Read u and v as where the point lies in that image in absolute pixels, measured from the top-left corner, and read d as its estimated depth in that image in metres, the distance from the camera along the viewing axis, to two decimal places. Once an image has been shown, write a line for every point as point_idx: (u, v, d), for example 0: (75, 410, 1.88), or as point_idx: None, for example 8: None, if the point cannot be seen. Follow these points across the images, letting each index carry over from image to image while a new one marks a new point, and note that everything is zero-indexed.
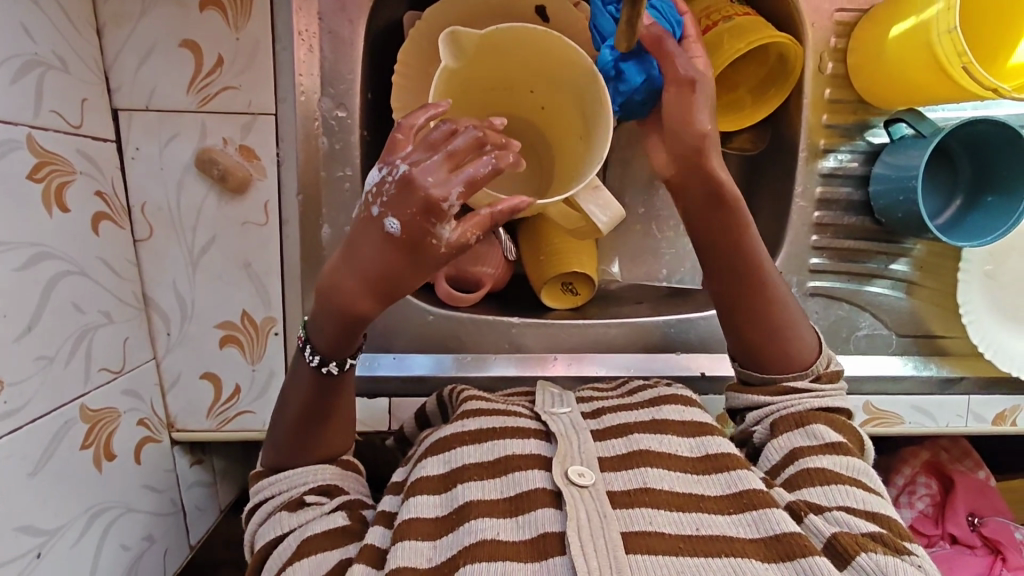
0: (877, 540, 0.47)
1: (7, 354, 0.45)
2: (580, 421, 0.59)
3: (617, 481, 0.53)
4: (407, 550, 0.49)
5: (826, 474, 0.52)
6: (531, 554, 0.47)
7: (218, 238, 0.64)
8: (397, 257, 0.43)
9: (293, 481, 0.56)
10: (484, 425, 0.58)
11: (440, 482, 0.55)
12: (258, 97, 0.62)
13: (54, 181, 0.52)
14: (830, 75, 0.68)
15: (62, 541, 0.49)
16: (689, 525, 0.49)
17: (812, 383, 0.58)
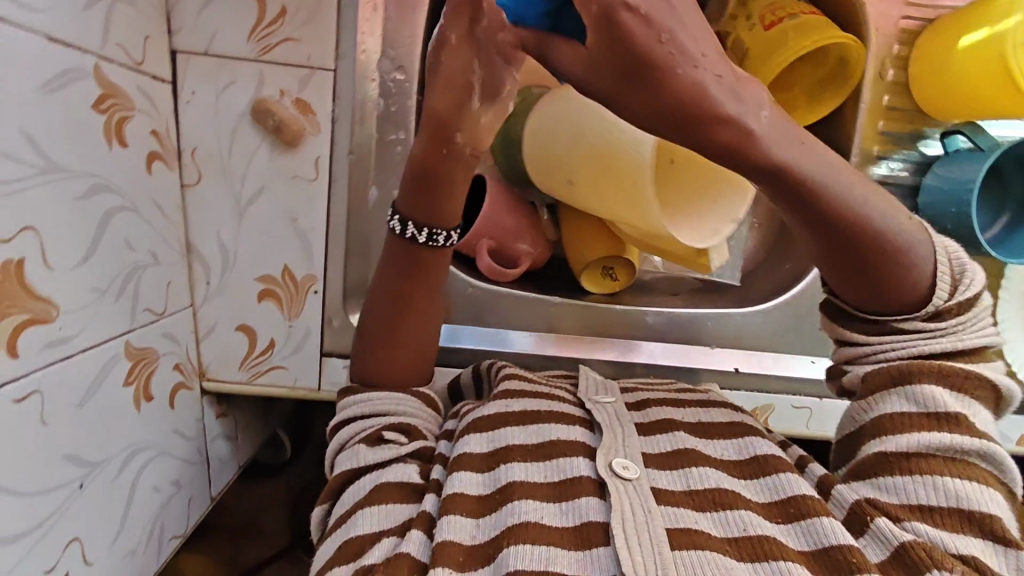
0: (956, 556, 0.44)
1: (67, 281, 0.44)
2: (624, 412, 0.59)
3: (662, 479, 0.52)
4: (451, 525, 0.49)
5: (925, 463, 0.48)
6: (574, 543, 0.47)
7: (266, 190, 0.64)
8: (450, 103, 0.55)
9: (383, 403, 0.60)
10: (528, 407, 0.59)
11: (483, 461, 0.54)
12: (318, 51, 0.61)
13: (115, 115, 0.50)
14: (891, 81, 0.68)
15: (102, 476, 0.49)
16: (735, 524, 0.48)
17: (929, 322, 0.51)
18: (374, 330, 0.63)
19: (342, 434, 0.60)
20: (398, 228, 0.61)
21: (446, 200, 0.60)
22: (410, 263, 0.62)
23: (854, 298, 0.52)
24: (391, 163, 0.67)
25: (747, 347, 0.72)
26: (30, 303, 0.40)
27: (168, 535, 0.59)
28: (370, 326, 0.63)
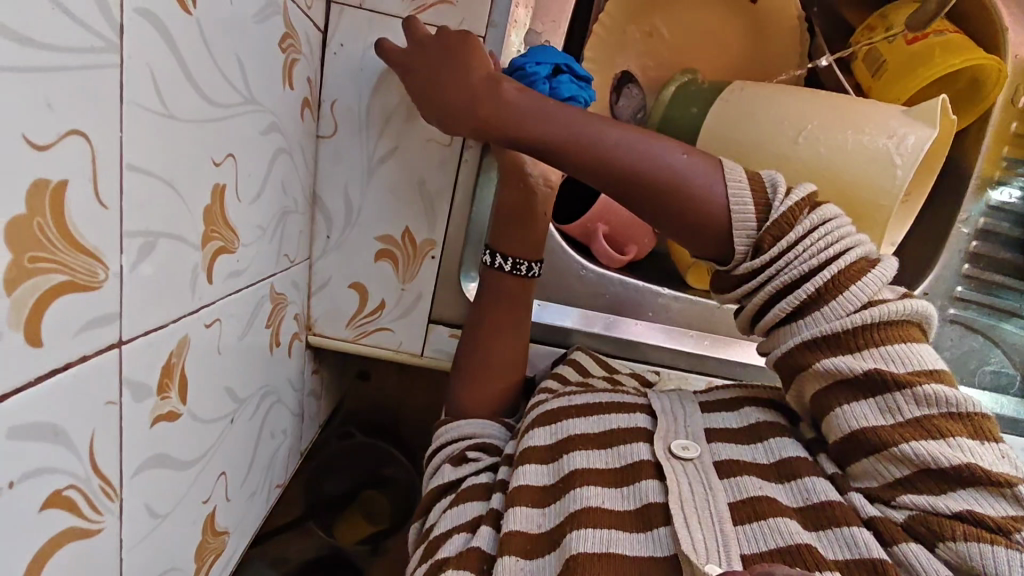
0: (962, 518, 0.41)
1: (246, 214, 0.44)
2: (687, 397, 0.59)
3: (724, 452, 0.52)
4: (518, 516, 0.50)
5: (890, 428, 0.45)
6: (635, 524, 0.48)
7: (399, 150, 0.63)
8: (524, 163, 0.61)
9: (467, 428, 0.62)
10: (590, 401, 0.59)
11: (547, 452, 0.55)
12: (471, 16, 0.61)
13: (290, 56, 0.51)
14: (1022, 108, 0.69)
15: (244, 415, 0.48)
16: (800, 494, 0.47)
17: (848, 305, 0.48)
18: (467, 365, 0.64)
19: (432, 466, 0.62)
20: (489, 260, 0.64)
21: (526, 234, 0.64)
22: (496, 293, 0.63)
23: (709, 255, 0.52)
24: None
25: None
26: (224, 231, 0.40)
27: (273, 484, 0.59)
28: (466, 364, 0.64)
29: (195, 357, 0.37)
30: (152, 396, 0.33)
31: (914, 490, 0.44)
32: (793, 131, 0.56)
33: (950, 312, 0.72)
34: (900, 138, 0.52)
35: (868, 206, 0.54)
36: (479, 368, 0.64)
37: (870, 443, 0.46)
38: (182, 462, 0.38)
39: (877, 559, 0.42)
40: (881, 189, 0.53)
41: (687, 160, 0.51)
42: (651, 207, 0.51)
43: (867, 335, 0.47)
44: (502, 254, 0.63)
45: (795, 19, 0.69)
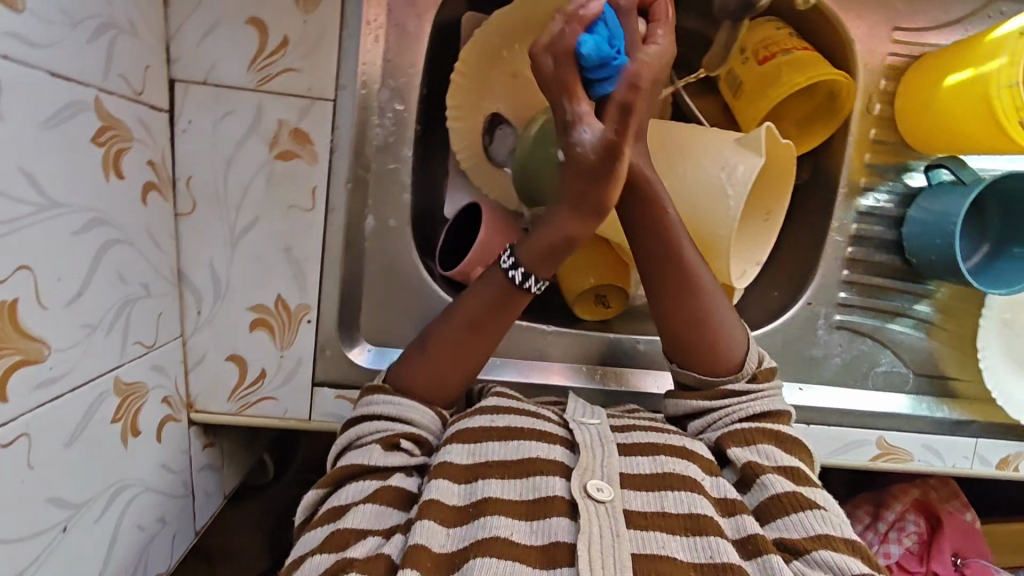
0: None
1: (58, 318, 0.44)
2: (608, 434, 0.56)
3: (635, 500, 0.51)
4: (425, 530, 0.48)
5: (799, 498, 0.50)
6: (539, 561, 0.46)
7: (261, 221, 0.63)
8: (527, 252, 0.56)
9: (406, 411, 0.56)
10: (511, 423, 0.56)
11: (463, 472, 0.52)
12: (318, 82, 0.60)
13: (113, 148, 0.50)
14: (877, 116, 0.70)
15: (87, 515, 0.48)
16: (703, 550, 0.47)
17: (748, 384, 0.57)
18: (438, 344, 0.58)
19: (353, 429, 0.56)
20: (517, 278, 0.56)
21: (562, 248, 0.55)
22: (500, 304, 0.58)
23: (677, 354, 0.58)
24: (387, 192, 0.67)
25: None
26: (21, 342, 0.40)
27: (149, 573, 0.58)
28: (435, 341, 0.59)
29: None
30: None
31: (819, 554, 0.47)
32: None
33: (836, 319, 0.73)
34: (732, 168, 0.53)
35: (710, 236, 0.55)
36: (450, 347, 0.58)
37: (782, 510, 0.50)
38: None
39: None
40: (717, 220, 0.54)
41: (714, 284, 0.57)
42: (668, 310, 0.57)
43: (758, 427, 0.55)
44: (519, 263, 0.56)
45: None
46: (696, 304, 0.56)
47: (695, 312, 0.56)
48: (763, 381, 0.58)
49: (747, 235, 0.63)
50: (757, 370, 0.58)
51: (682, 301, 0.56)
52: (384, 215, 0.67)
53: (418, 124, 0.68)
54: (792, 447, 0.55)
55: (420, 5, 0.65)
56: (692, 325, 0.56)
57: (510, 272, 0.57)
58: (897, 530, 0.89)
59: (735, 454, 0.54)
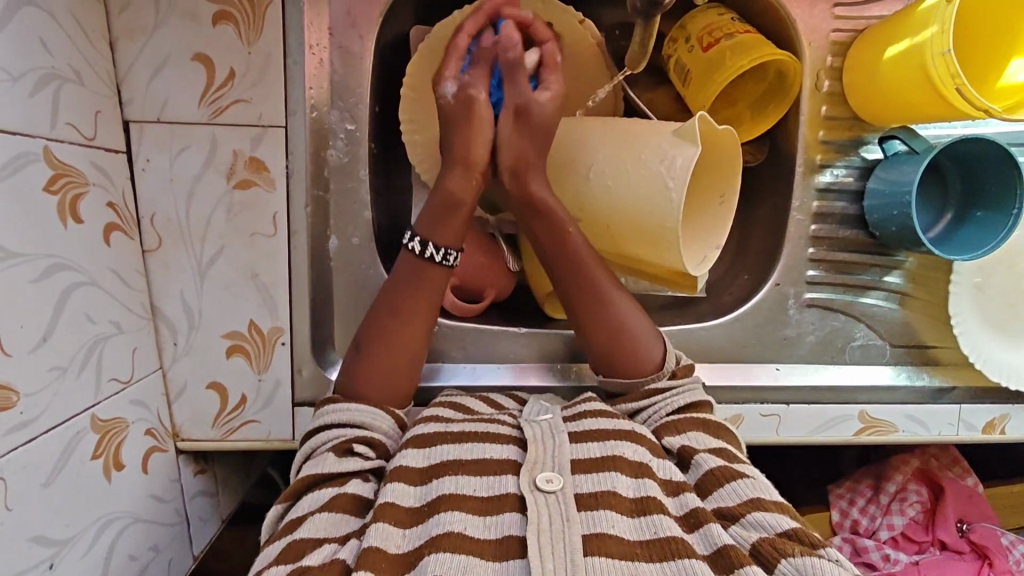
0: (794, 538, 0.47)
1: (23, 364, 0.45)
2: (560, 425, 0.57)
3: (586, 483, 0.52)
4: (381, 533, 0.49)
5: (729, 470, 0.53)
6: (494, 555, 0.47)
7: (226, 249, 0.64)
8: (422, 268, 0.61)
9: (359, 416, 0.58)
10: (466, 428, 0.58)
11: (419, 475, 0.54)
12: (268, 110, 0.62)
13: (68, 193, 0.52)
14: (827, 92, 0.70)
15: (72, 551, 0.49)
16: (648, 529, 0.49)
17: (670, 381, 0.61)
18: (371, 342, 0.61)
19: (309, 441, 0.58)
20: (417, 247, 0.60)
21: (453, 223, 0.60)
22: (414, 283, 0.61)
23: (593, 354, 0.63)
24: (348, 210, 0.68)
25: (714, 360, 0.73)
26: None
27: None
28: (367, 336, 0.62)
29: None
30: None
31: (752, 516, 0.49)
32: (584, 168, 0.59)
33: (806, 297, 0.73)
34: (670, 160, 0.54)
35: (658, 228, 0.56)
36: (378, 338, 0.61)
37: (717, 481, 0.53)
38: None
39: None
40: (661, 212, 0.55)
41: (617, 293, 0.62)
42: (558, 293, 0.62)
43: (686, 419, 0.58)
44: (435, 244, 0.60)
45: (595, 46, 0.70)
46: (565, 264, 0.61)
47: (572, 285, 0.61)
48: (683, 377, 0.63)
49: (704, 222, 0.63)
50: (676, 368, 0.63)
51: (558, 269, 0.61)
52: (348, 233, 0.68)
53: (372, 142, 0.70)
54: (719, 433, 0.58)
55: (362, 25, 0.66)
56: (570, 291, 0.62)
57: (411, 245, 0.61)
58: (900, 501, 0.88)
59: (671, 441, 0.57)
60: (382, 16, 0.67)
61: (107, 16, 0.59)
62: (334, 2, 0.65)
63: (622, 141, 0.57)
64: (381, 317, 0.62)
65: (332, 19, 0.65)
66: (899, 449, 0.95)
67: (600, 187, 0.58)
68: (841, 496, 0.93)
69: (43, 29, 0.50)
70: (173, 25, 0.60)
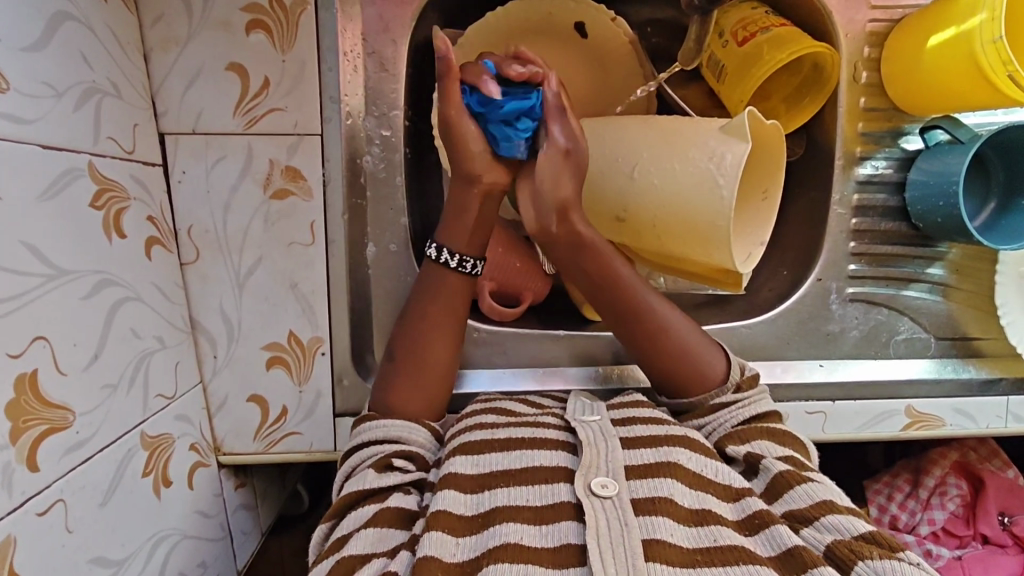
0: (872, 542, 0.46)
1: (77, 383, 0.44)
2: (610, 428, 0.57)
3: (641, 488, 0.51)
4: (436, 541, 0.48)
5: (793, 475, 0.52)
6: (552, 562, 0.46)
7: (264, 259, 0.64)
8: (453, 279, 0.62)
9: (395, 430, 0.58)
10: (513, 435, 0.57)
11: (470, 481, 0.53)
12: (304, 118, 0.62)
13: (112, 208, 0.51)
14: (865, 83, 0.69)
15: (129, 571, 0.48)
16: (707, 537, 0.48)
17: (734, 395, 0.60)
18: (398, 368, 0.61)
19: (349, 457, 0.58)
20: (435, 253, 0.62)
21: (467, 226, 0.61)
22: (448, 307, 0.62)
23: (654, 372, 0.63)
24: (385, 217, 0.68)
25: (757, 357, 0.72)
26: (46, 412, 0.41)
27: None
28: (398, 348, 0.62)
29: (25, 552, 0.38)
30: None
31: (826, 520, 0.48)
32: (629, 167, 0.58)
33: (848, 292, 0.72)
34: (719, 158, 0.53)
35: (707, 227, 0.55)
36: (404, 357, 0.61)
37: (786, 485, 0.51)
38: None
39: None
40: (712, 210, 0.54)
41: (682, 326, 0.62)
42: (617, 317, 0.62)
43: (751, 432, 0.57)
44: (452, 251, 0.61)
45: (628, 45, 0.70)
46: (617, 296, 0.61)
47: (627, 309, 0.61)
48: (749, 388, 0.61)
49: (748, 220, 0.62)
50: (740, 380, 0.61)
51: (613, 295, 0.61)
52: (385, 240, 0.68)
53: (407, 148, 0.69)
54: (785, 440, 0.57)
55: (395, 30, 0.66)
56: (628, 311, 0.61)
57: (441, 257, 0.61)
58: (939, 495, 0.87)
59: (734, 451, 0.56)
60: (414, 20, 0.67)
61: (140, 28, 0.59)
62: (366, 8, 0.65)
63: (661, 137, 0.57)
64: (408, 330, 0.62)
65: (366, 24, 0.65)
66: (937, 443, 0.94)
67: (640, 184, 0.57)
68: (879, 492, 0.92)
69: (83, 44, 0.50)
70: (206, 35, 0.60)
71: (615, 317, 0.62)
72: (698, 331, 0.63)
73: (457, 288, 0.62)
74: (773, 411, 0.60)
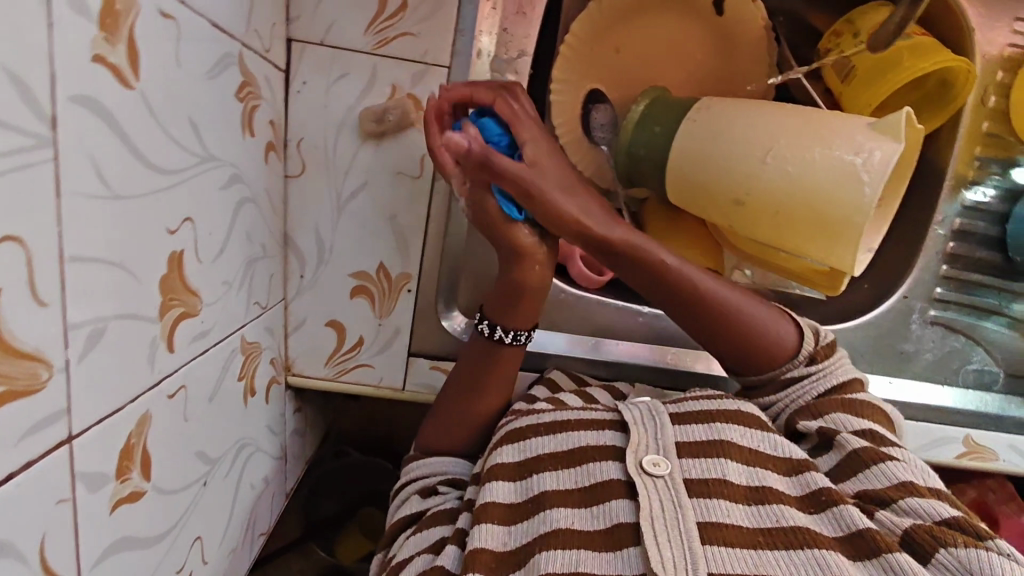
0: (954, 527, 0.47)
1: (209, 273, 0.43)
2: (658, 407, 0.58)
3: (694, 469, 0.52)
4: (484, 532, 0.51)
5: (870, 453, 0.53)
6: (604, 546, 0.49)
7: (369, 185, 0.63)
8: (506, 357, 0.63)
9: (434, 467, 0.64)
10: (559, 417, 0.59)
11: (513, 470, 0.56)
12: (435, 48, 0.60)
13: (249, 102, 0.50)
14: (991, 108, 0.69)
15: (219, 472, 0.47)
16: (770, 517, 0.49)
17: (806, 367, 0.60)
18: (451, 403, 0.64)
19: (397, 494, 0.65)
20: (486, 330, 0.62)
21: (534, 308, 0.62)
22: (485, 356, 0.63)
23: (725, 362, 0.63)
24: None
25: None
26: (184, 295, 0.39)
27: (256, 533, 0.58)
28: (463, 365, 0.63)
29: (155, 432, 0.37)
30: (110, 482, 0.33)
31: (908, 503, 0.49)
32: (762, 150, 0.56)
33: (931, 314, 0.72)
34: (868, 154, 0.52)
35: (840, 224, 0.54)
36: (461, 411, 0.63)
37: (863, 463, 0.52)
38: (149, 538, 0.37)
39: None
40: (851, 206, 0.53)
41: (734, 292, 0.61)
42: (668, 306, 0.61)
43: (820, 403, 0.58)
44: (505, 328, 0.62)
45: (762, 29, 0.69)
46: (674, 283, 0.60)
47: (682, 293, 0.60)
48: (823, 358, 0.61)
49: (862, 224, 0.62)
50: (815, 350, 0.61)
51: (670, 285, 0.60)
52: None
53: None
54: (862, 412, 0.57)
55: None
56: (686, 303, 0.60)
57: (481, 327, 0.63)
58: None
59: (807, 425, 0.57)
60: None
61: None
62: None
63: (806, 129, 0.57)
64: (463, 375, 0.63)
65: None
66: (964, 479, 0.95)
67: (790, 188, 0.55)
68: None
69: None
70: None
71: (670, 313, 0.62)
72: (756, 296, 0.62)
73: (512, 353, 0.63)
74: (857, 379, 0.60)
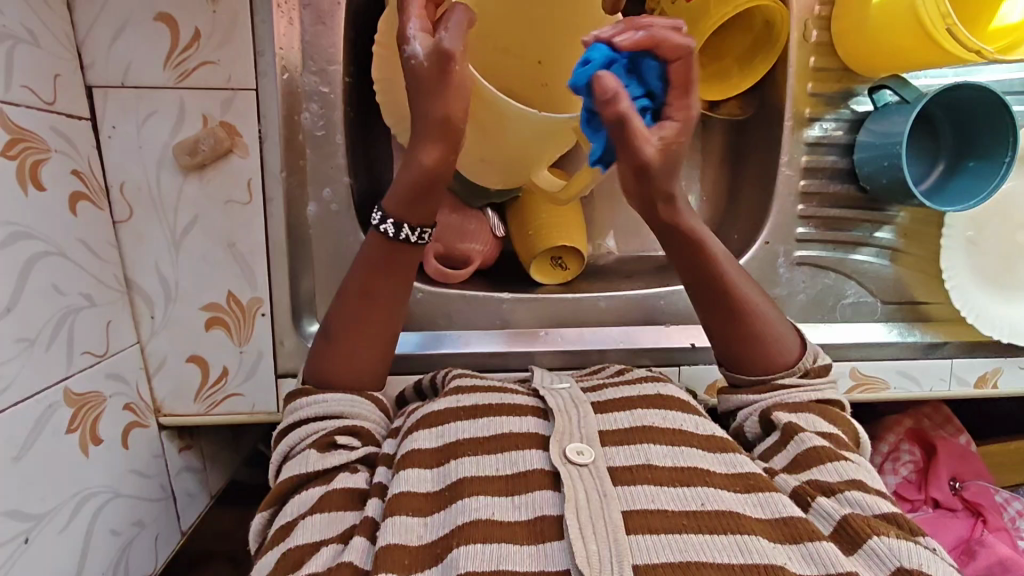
0: (889, 522, 0.47)
1: None
2: (579, 395, 0.57)
3: (618, 456, 0.51)
4: (398, 527, 0.46)
5: (792, 428, 0.54)
6: (527, 538, 0.45)
7: (200, 217, 0.62)
8: (390, 251, 0.58)
9: (335, 406, 0.56)
10: (478, 402, 0.56)
11: (432, 456, 0.52)
12: (237, 71, 0.60)
13: (28, 159, 0.50)
14: (816, 42, 0.68)
15: (49, 526, 0.49)
16: (693, 500, 0.47)
17: (800, 379, 0.58)
18: (341, 325, 0.59)
19: (285, 441, 0.56)
20: (391, 230, 0.57)
21: (426, 201, 0.56)
22: (377, 261, 0.58)
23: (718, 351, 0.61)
24: (327, 173, 0.66)
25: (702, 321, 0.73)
26: None
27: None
28: (337, 324, 0.59)
29: None
30: None
31: (850, 494, 0.48)
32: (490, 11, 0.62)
33: (796, 255, 0.72)
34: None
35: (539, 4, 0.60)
36: (349, 328, 0.59)
37: (818, 459, 0.51)
38: None
39: (771, 563, 0.43)
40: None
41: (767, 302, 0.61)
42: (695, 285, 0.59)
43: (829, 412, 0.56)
44: (410, 226, 0.56)
45: None
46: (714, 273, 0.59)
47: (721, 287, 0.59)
48: (817, 378, 0.59)
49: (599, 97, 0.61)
50: (811, 367, 0.59)
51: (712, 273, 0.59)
52: (327, 199, 0.66)
53: (348, 107, 0.67)
54: (833, 418, 0.56)
55: None
56: (733, 306, 0.59)
57: (381, 227, 0.57)
58: (892, 461, 0.86)
59: (780, 417, 0.55)
60: None
61: None
62: None
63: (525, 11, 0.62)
64: (359, 286, 0.58)
65: None
66: (894, 409, 0.93)
67: (465, 11, 0.49)
68: None
69: None
70: None
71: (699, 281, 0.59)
72: (781, 313, 0.61)
73: (392, 253, 0.58)
74: (841, 401, 0.59)
